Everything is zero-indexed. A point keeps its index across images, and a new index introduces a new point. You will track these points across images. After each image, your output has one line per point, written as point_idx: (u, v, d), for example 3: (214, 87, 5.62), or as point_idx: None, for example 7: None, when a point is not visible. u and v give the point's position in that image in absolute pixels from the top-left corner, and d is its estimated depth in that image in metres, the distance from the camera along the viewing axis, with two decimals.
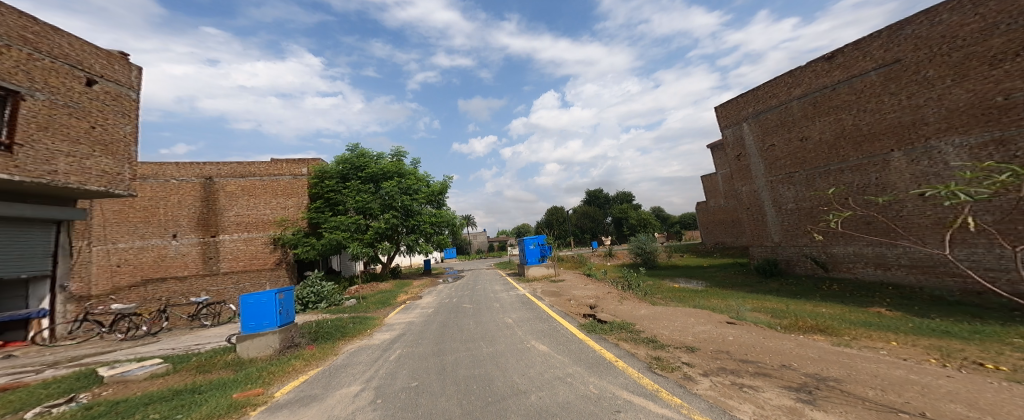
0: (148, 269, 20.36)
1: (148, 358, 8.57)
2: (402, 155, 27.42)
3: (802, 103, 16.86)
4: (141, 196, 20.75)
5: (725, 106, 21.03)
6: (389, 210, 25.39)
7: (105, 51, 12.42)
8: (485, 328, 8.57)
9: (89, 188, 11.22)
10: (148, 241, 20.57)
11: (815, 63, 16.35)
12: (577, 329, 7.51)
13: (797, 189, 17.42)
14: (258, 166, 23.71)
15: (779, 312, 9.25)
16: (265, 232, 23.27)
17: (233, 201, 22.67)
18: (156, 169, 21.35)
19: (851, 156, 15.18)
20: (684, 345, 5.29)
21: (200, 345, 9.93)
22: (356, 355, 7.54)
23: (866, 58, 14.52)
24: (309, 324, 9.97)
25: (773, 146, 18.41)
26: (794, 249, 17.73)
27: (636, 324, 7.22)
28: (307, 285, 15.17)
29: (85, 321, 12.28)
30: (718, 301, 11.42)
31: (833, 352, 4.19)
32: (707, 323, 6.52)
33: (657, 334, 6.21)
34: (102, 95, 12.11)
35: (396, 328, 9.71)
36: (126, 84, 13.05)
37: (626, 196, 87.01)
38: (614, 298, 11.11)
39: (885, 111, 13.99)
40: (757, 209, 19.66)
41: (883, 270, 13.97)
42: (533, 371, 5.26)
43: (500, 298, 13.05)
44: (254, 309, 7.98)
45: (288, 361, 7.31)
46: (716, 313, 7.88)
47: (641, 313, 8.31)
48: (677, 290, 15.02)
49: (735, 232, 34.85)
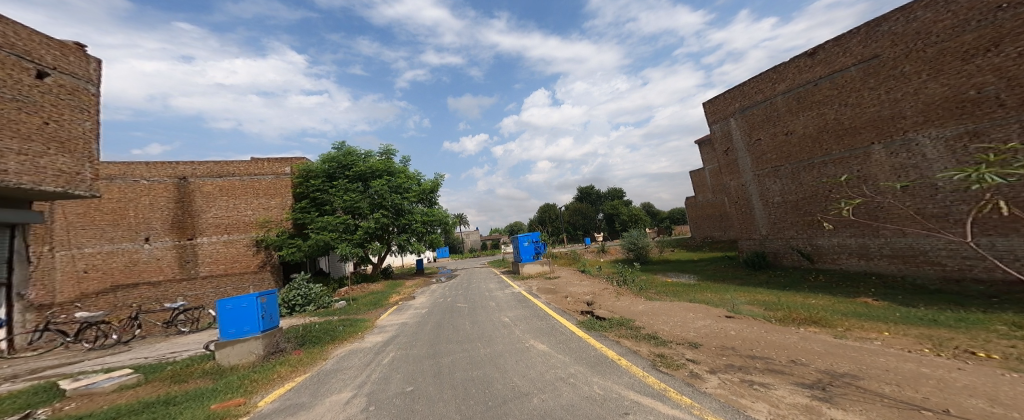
0: (119, 275, 19.51)
1: (117, 369, 8.10)
2: (391, 153, 26.89)
3: (786, 98, 17.11)
4: (108, 198, 19.80)
5: (711, 102, 21.26)
6: (378, 209, 24.88)
7: (57, 42, 11.73)
8: (481, 328, 8.39)
9: (44, 189, 10.64)
10: (118, 245, 19.68)
11: (798, 59, 16.59)
12: (575, 327, 7.39)
13: (783, 182, 17.69)
14: (237, 165, 22.90)
15: (772, 304, 9.34)
16: (246, 234, 22.51)
17: (211, 201, 21.85)
18: (125, 169, 20.48)
19: (833, 149, 15.47)
20: (687, 341, 5.19)
21: (176, 353, 9.47)
22: (348, 359, 7.25)
23: (846, 54, 14.76)
24: (294, 328, 9.61)
25: (759, 141, 18.67)
26: (780, 241, 18.05)
27: (636, 320, 7.13)
28: (294, 287, 14.72)
29: (47, 330, 11.61)
30: (713, 295, 11.49)
31: (840, 346, 4.14)
32: (706, 317, 6.47)
33: (657, 330, 6.12)
34: (55, 88, 11.46)
35: (387, 330, 9.44)
36: (83, 77, 12.40)
37: (616, 192, 87.79)
38: (611, 294, 11.06)
39: (865, 105, 14.24)
40: (745, 202, 19.95)
41: (866, 261, 14.29)
42: (532, 373, 5.10)
43: (495, 296, 12.88)
44: (234, 314, 7.58)
45: (273, 368, 6.99)
46: (712, 307, 7.89)
47: (638, 308, 8.24)
48: (670, 284, 15.12)
49: (723, 226, 35.43)
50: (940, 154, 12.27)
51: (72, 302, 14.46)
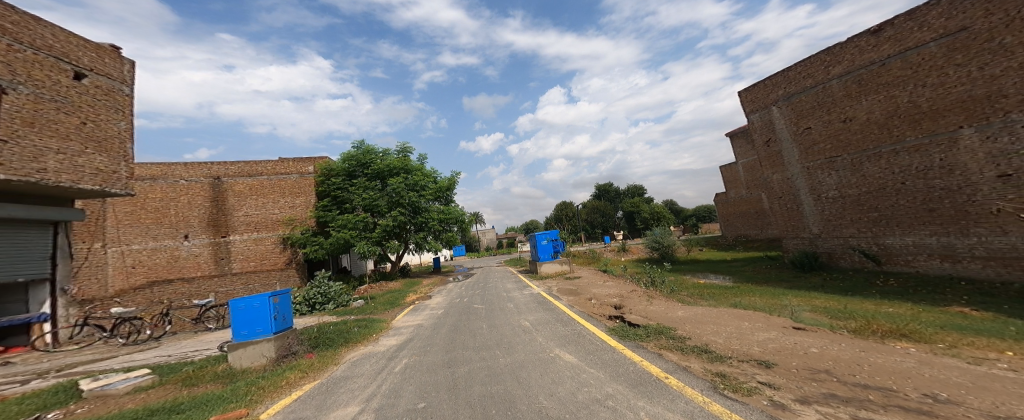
0: (162, 271, 20.32)
1: (137, 368, 7.87)
2: (409, 151, 26.65)
3: (844, 82, 15.31)
4: (151, 197, 20.58)
5: (751, 90, 19.54)
6: (396, 207, 24.48)
7: (93, 44, 11.90)
8: (499, 333, 7.61)
9: (83, 187, 10.76)
10: (161, 242, 20.49)
11: (858, 37, 14.82)
12: (606, 335, 6.46)
13: (840, 175, 15.89)
14: (265, 165, 23.33)
15: (838, 312, 8.05)
16: (274, 232, 22.91)
17: (242, 200, 22.36)
18: (166, 170, 21.14)
19: (906, 136, 13.58)
20: (750, 356, 4.18)
21: (196, 352, 9.27)
22: (359, 365, 6.66)
23: (922, 28, 12.97)
24: (308, 329, 9.18)
25: (809, 129, 16.89)
26: (837, 240, 16.23)
27: (677, 329, 6.13)
28: (312, 286, 14.57)
29: (86, 325, 11.80)
30: (760, 300, 10.21)
31: (990, 378, 3.03)
32: (767, 328, 5.25)
33: (708, 341, 5.12)
34: (92, 90, 11.63)
35: (402, 333, 8.82)
36: (117, 78, 12.59)
37: (639, 190, 85.29)
38: (640, 296, 10.04)
39: (950, 84, 12.34)
40: (792, 198, 18.18)
41: (951, 264, 12.46)
42: (562, 391, 4.25)
43: (513, 297, 12.12)
44: (245, 315, 7.16)
45: (282, 372, 6.49)
46: (767, 315, 6.77)
47: (677, 314, 7.22)
48: (705, 286, 13.85)
49: (759, 224, 33.08)
50: None
51: (110, 297, 14.71)
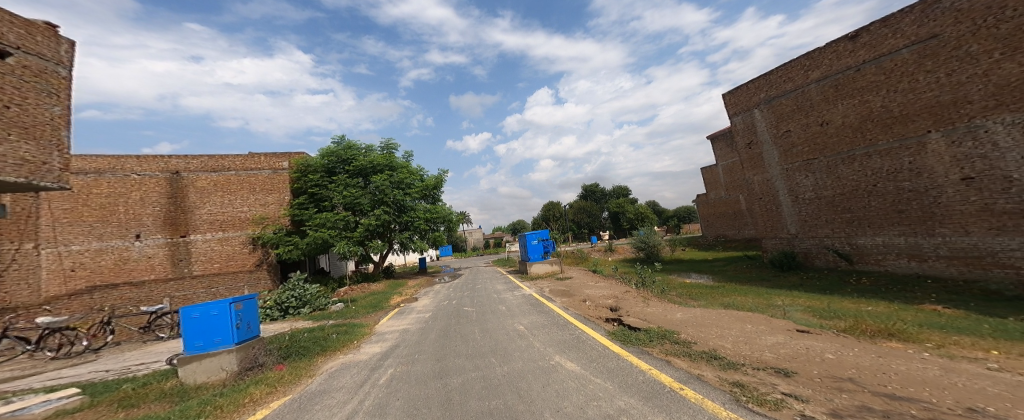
0: (109, 274, 18.76)
1: (64, 387, 6.86)
2: (393, 148, 25.76)
3: (821, 86, 15.88)
4: (97, 193, 18.92)
5: (734, 92, 20.02)
6: (380, 206, 23.61)
7: (23, 19, 10.11)
8: (494, 338, 7.24)
9: (4, 179, 9.16)
10: (107, 242, 18.90)
11: (836, 43, 15.37)
12: (608, 340, 6.23)
13: (816, 177, 16.47)
14: (232, 159, 21.86)
15: (827, 312, 8.15)
16: (242, 231, 21.56)
17: (205, 197, 20.88)
18: (114, 163, 19.45)
19: (878, 139, 14.18)
20: (765, 364, 4.00)
21: (141, 366, 8.30)
22: (337, 378, 6.10)
23: (896, 35, 13.56)
24: (279, 338, 8.44)
25: (788, 132, 17.46)
26: (812, 240, 16.83)
27: (681, 333, 5.97)
28: (288, 288, 13.67)
29: (6, 337, 10.25)
30: (753, 300, 10.29)
31: (1023, 387, 2.92)
32: (774, 331, 5.15)
33: (717, 346, 4.96)
34: (19, 69, 9.86)
35: (387, 339, 8.31)
36: (53, 59, 10.78)
37: (622, 190, 86.55)
38: (636, 298, 9.92)
39: (920, 90, 12.95)
40: (771, 199, 18.74)
41: (918, 263, 13.09)
42: (569, 406, 3.94)
43: (505, 299, 11.76)
44: (200, 324, 6.44)
45: (245, 389, 5.84)
46: (766, 316, 6.74)
47: (676, 317, 7.08)
48: (690, 285, 14.01)
49: (737, 224, 34.10)
50: (1016, 141, 10.94)
51: (38, 304, 13.55)
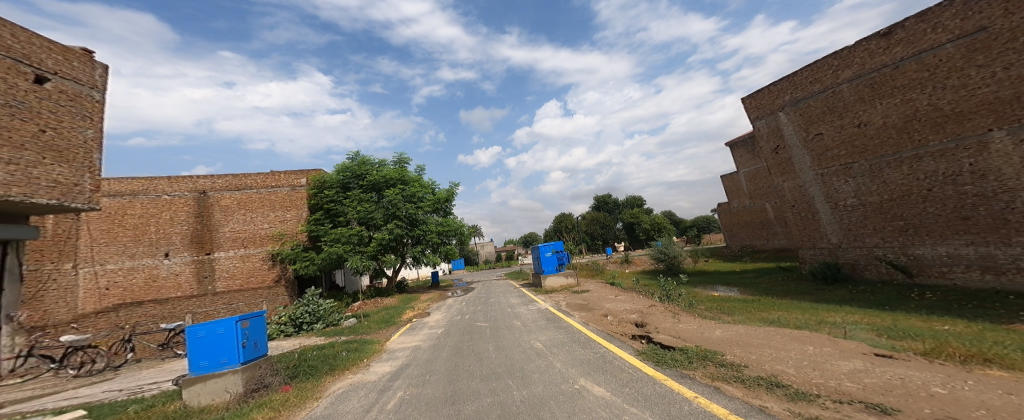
0: (139, 292, 19.20)
1: (71, 409, 6.52)
2: (406, 162, 25.79)
3: (855, 85, 14.81)
4: (131, 213, 19.58)
5: (756, 96, 19.09)
6: (393, 220, 23.48)
7: (61, 46, 10.25)
8: (510, 357, 6.58)
9: (36, 202, 8.97)
10: (139, 261, 19.39)
11: (867, 41, 14.42)
12: (638, 360, 5.47)
13: (858, 182, 15.22)
14: (254, 177, 22.33)
15: (895, 332, 7.16)
16: (262, 247, 21.79)
17: (229, 215, 21.29)
18: (147, 184, 20.08)
19: (929, 140, 12.96)
20: (850, 396, 3.27)
21: (152, 385, 7.96)
22: (343, 401, 5.56)
23: (937, 30, 12.57)
24: (287, 357, 8.00)
25: (820, 135, 16.33)
26: (859, 251, 15.44)
27: (725, 354, 5.14)
28: (300, 304, 13.42)
29: (31, 355, 10.22)
30: (800, 316, 9.24)
31: None
32: (845, 355, 4.35)
33: (776, 371, 4.15)
34: (55, 95, 9.92)
35: (397, 357, 7.77)
36: (88, 83, 10.83)
37: (638, 201, 84.88)
38: (663, 313, 9.06)
39: (974, 86, 11.82)
40: (806, 206, 17.48)
41: (994, 276, 11.64)
42: None
43: (519, 314, 11.08)
44: (205, 344, 6.00)
45: (247, 413, 5.38)
46: (826, 336, 5.83)
47: (714, 335, 6.24)
48: (718, 299, 12.96)
49: (764, 234, 32.33)
50: None
51: (66, 322, 13.61)
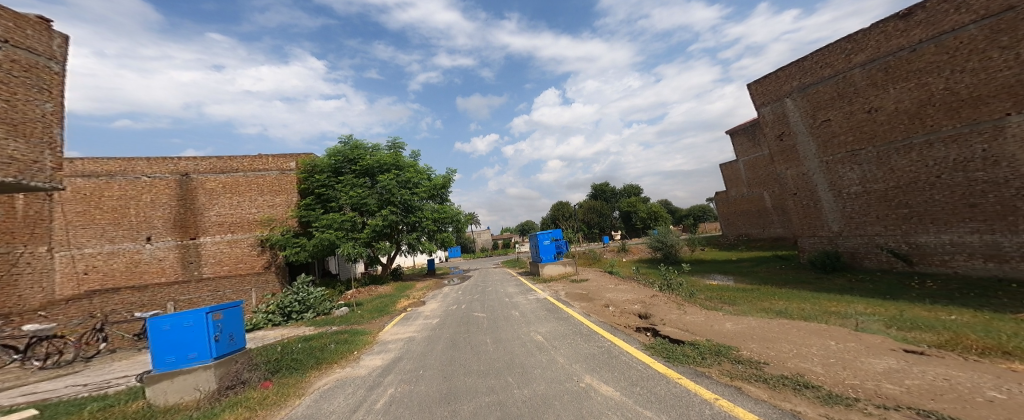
0: (120, 277, 18.48)
1: (24, 407, 6.00)
2: (401, 147, 25.08)
3: (868, 70, 14.44)
4: (109, 196, 18.68)
5: (762, 82, 18.64)
6: (387, 206, 22.97)
7: None
8: (509, 351, 6.20)
9: None
10: (118, 245, 18.61)
11: (884, 23, 13.98)
12: (646, 356, 5.13)
13: (864, 169, 15.00)
14: (240, 160, 21.36)
15: (905, 323, 6.94)
16: (251, 233, 21.05)
17: (214, 199, 20.44)
18: (125, 165, 19.16)
19: (942, 126, 12.69)
20: (894, 401, 2.92)
21: (121, 380, 7.43)
22: (328, 399, 5.14)
23: (960, 10, 12.15)
24: (268, 350, 7.52)
25: (828, 121, 16.01)
26: (860, 239, 15.34)
27: (740, 349, 4.80)
28: (289, 291, 12.95)
29: None
30: (809, 307, 9.01)
31: None
32: (878, 353, 4.06)
33: (802, 370, 3.80)
34: (4, 62, 7.52)
35: (390, 350, 7.37)
36: (44, 52, 8.32)
37: (635, 189, 84.73)
38: (666, 303, 8.73)
39: (994, 69, 11.51)
40: (808, 194, 17.30)
41: (998, 264, 11.57)
42: None
43: (518, 303, 10.73)
44: (171, 339, 5.53)
45: (218, 413, 4.93)
46: (842, 329, 5.60)
47: (725, 328, 5.90)
48: (718, 288, 12.79)
49: (761, 223, 32.37)
50: None
51: (33, 310, 12.90)
